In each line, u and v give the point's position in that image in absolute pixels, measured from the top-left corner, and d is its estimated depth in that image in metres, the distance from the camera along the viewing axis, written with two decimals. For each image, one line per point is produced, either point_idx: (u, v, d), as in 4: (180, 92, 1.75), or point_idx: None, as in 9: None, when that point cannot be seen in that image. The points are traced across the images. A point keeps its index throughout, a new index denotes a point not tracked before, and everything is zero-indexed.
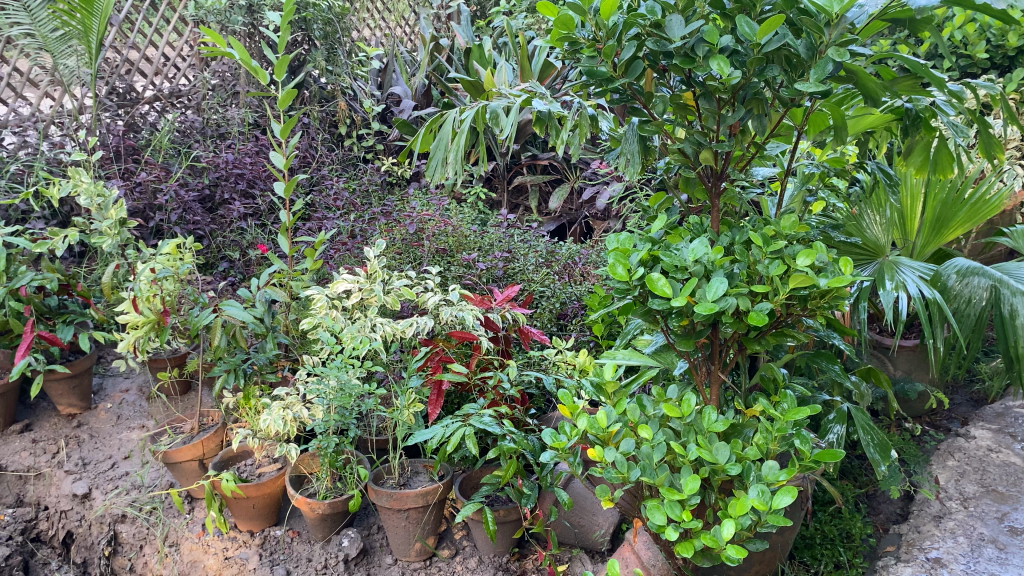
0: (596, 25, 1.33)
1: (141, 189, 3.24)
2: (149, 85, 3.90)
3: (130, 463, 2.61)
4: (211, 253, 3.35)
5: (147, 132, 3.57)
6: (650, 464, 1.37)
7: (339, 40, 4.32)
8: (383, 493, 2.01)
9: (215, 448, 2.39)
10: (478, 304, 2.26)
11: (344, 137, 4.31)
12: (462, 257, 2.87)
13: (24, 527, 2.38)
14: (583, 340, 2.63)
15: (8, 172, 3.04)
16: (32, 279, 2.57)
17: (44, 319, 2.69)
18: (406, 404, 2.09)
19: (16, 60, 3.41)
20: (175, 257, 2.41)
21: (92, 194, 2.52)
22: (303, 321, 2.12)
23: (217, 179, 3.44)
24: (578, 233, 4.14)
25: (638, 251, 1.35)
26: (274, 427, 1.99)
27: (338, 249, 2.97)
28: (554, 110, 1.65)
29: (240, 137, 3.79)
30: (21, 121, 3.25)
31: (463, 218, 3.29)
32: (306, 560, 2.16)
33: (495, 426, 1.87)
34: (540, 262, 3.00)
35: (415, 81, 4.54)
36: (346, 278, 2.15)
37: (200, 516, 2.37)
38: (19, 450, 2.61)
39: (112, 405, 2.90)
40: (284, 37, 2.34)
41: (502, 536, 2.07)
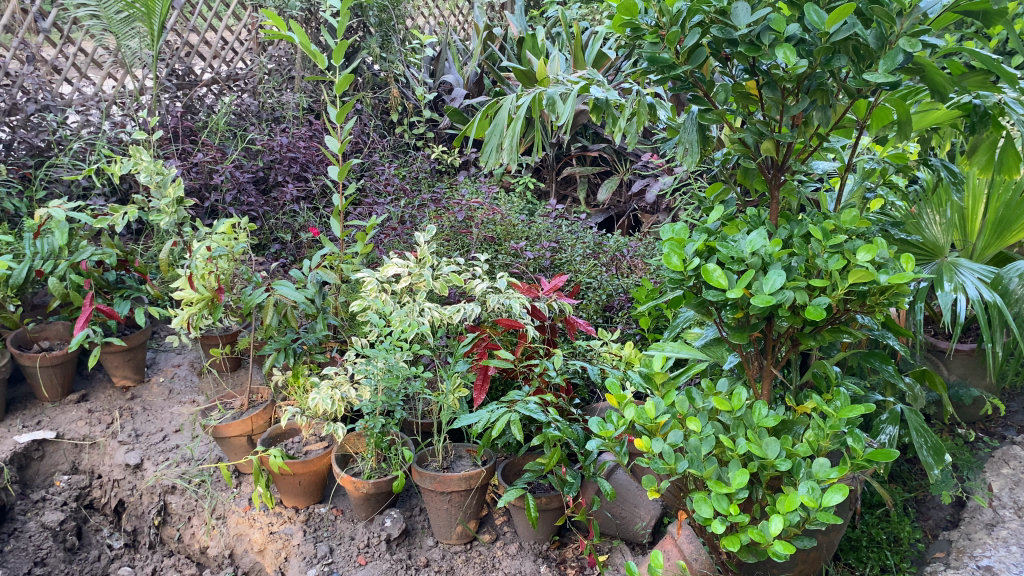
0: (660, 11, 1.33)
1: (198, 170, 3.30)
2: (207, 67, 3.98)
3: (181, 436, 2.66)
4: (264, 234, 3.41)
5: (205, 114, 3.65)
6: (697, 456, 1.37)
7: (394, 27, 4.35)
8: (427, 475, 2.03)
9: (264, 425, 2.44)
10: (526, 292, 2.25)
11: (395, 124, 4.35)
12: (510, 246, 2.87)
13: (79, 494, 2.48)
14: (629, 333, 2.61)
15: (72, 150, 3.14)
16: (92, 254, 2.62)
17: (103, 293, 2.76)
18: (451, 388, 2.11)
19: (82, 41, 3.52)
20: (230, 236, 2.45)
21: (151, 172, 2.58)
22: (353, 304, 2.15)
23: (272, 162, 3.49)
24: (626, 226, 4.11)
25: (694, 241, 1.33)
26: (323, 406, 2.02)
27: (388, 234, 3.00)
28: (612, 97, 1.65)
29: (294, 121, 3.85)
30: (84, 100, 3.35)
31: (512, 207, 3.30)
32: (349, 538, 2.19)
33: (540, 414, 1.87)
34: (587, 254, 2.99)
35: (468, 70, 4.57)
36: (397, 262, 2.16)
37: (246, 491, 2.42)
38: (76, 419, 2.70)
39: (164, 379, 2.97)
40: (344, 22, 2.36)
41: (543, 523, 2.07)
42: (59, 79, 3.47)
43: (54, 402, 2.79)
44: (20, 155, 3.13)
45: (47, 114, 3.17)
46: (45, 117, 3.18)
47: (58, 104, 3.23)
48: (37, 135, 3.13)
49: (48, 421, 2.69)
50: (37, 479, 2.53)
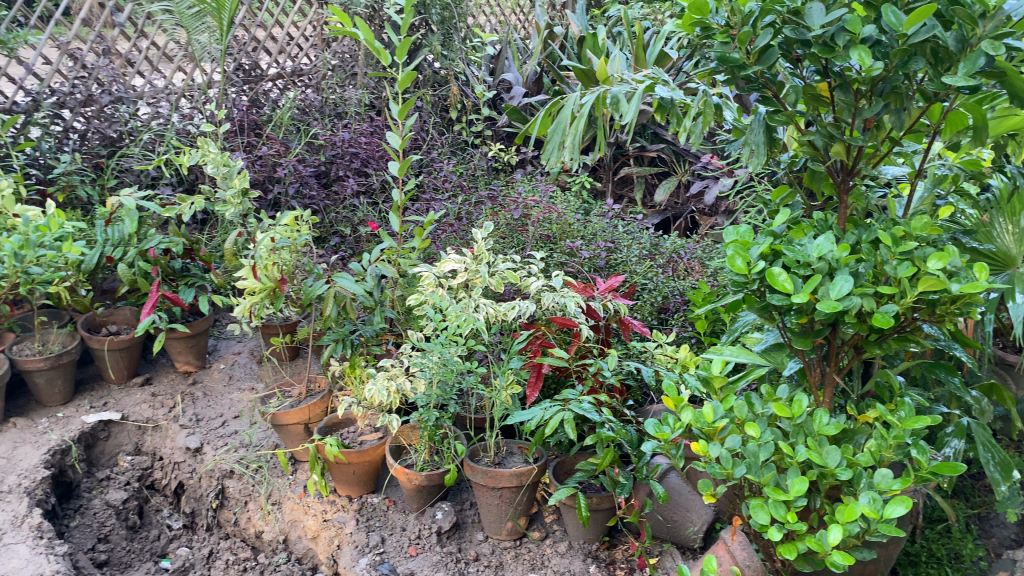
0: (731, 10, 1.32)
1: (262, 162, 3.38)
2: (273, 63, 4.07)
3: (239, 423, 2.71)
4: (324, 227, 3.47)
5: (270, 108, 3.73)
6: (756, 463, 1.35)
7: (455, 25, 4.38)
8: (478, 470, 2.05)
9: (320, 414, 2.48)
10: (581, 291, 2.25)
11: (454, 122, 4.39)
12: (566, 245, 2.87)
13: (141, 474, 2.61)
14: (685, 336, 2.58)
15: (143, 140, 3.24)
16: (160, 242, 2.71)
17: (169, 280, 2.84)
18: (504, 384, 2.13)
19: (154, 35, 3.63)
20: (293, 228, 2.51)
21: (218, 164, 2.65)
22: (410, 298, 2.18)
23: (333, 156, 3.54)
24: (683, 227, 4.07)
25: (759, 244, 1.32)
26: (378, 397, 2.06)
27: (445, 230, 3.03)
28: (677, 97, 1.64)
29: (356, 117, 3.91)
30: (155, 92, 3.45)
31: (568, 206, 3.30)
32: (400, 529, 2.22)
33: (594, 413, 1.87)
34: (644, 255, 2.97)
35: (528, 68, 4.57)
36: (454, 258, 2.19)
37: (302, 478, 2.46)
38: (140, 402, 2.80)
39: (225, 365, 3.05)
40: (408, 19, 2.39)
41: (594, 523, 2.06)
42: (132, 72, 3.58)
43: (120, 383, 2.90)
44: (94, 145, 3.24)
45: (120, 105, 3.28)
46: (118, 108, 3.28)
47: (131, 96, 3.34)
48: (110, 125, 3.24)
49: (114, 403, 2.80)
50: (103, 458, 2.66)
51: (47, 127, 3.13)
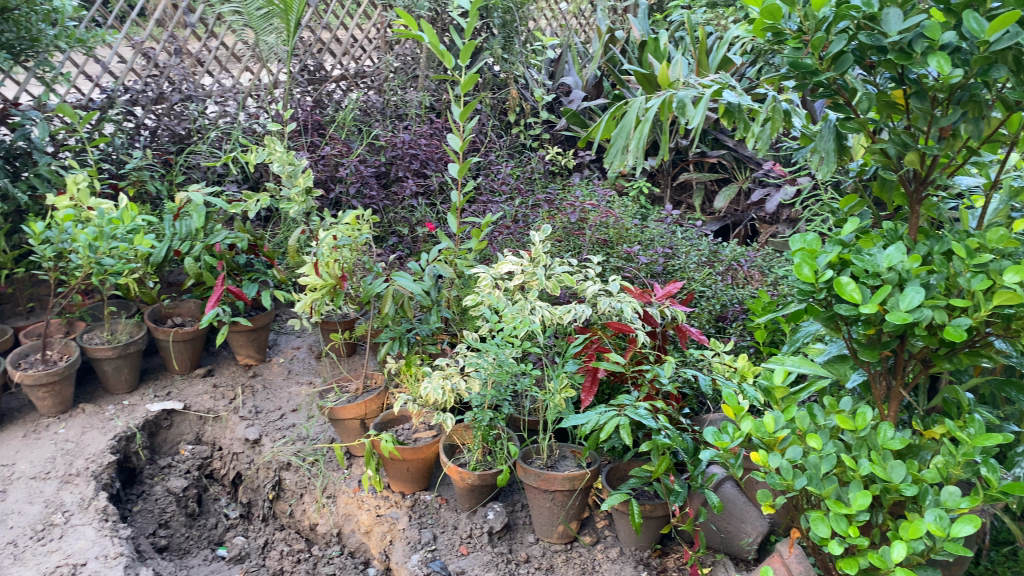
0: (805, 15, 1.31)
1: (324, 162, 3.45)
2: (337, 65, 4.15)
3: (297, 416, 2.76)
4: (383, 226, 3.51)
5: (333, 109, 3.80)
6: (817, 475, 1.33)
7: (517, 28, 4.41)
8: (532, 471, 2.06)
9: (377, 410, 2.52)
10: (638, 297, 2.24)
11: (512, 125, 4.41)
12: (623, 250, 2.86)
13: (201, 463, 2.68)
14: (743, 345, 2.54)
15: (210, 138, 3.33)
16: (225, 237, 2.78)
17: (233, 275, 2.91)
18: (559, 388, 2.13)
19: (224, 36, 3.73)
20: (354, 227, 2.55)
21: (284, 162, 2.72)
22: (467, 298, 2.20)
23: (394, 157, 3.59)
24: (742, 235, 4.02)
25: (827, 253, 1.30)
26: (433, 396, 2.08)
27: (502, 232, 3.04)
28: (745, 102, 1.64)
29: (416, 119, 3.96)
30: (223, 92, 3.54)
31: (625, 210, 3.29)
32: (452, 527, 2.24)
33: (650, 420, 1.86)
34: (702, 262, 2.94)
35: (587, 72, 4.57)
36: (511, 260, 2.20)
37: (356, 472, 2.49)
38: (202, 392, 2.88)
39: (284, 360, 3.11)
40: (472, 22, 2.41)
41: (647, 530, 2.05)
42: (201, 71, 3.68)
43: (183, 374, 2.98)
44: (163, 141, 3.34)
45: (189, 103, 3.38)
46: (188, 106, 3.38)
47: (200, 94, 3.44)
48: (179, 123, 3.34)
49: (178, 393, 2.88)
50: (165, 446, 2.74)
51: (120, 124, 3.24)
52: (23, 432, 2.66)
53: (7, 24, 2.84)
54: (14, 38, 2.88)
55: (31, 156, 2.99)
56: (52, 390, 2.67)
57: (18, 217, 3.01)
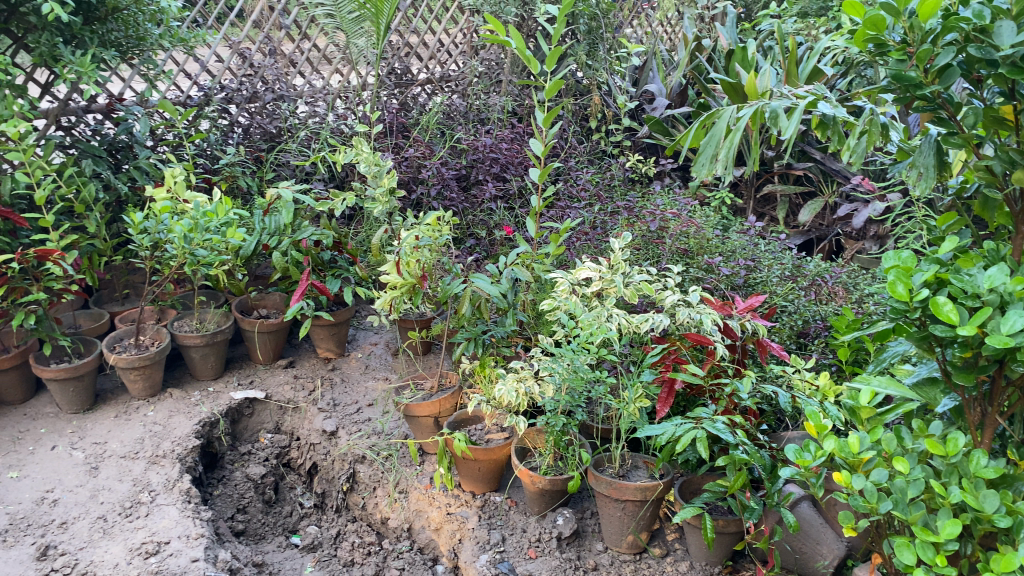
0: (910, 27, 1.28)
1: (408, 163, 3.51)
2: (423, 68, 4.23)
3: (373, 410, 2.82)
4: (462, 228, 3.55)
5: (417, 111, 3.88)
6: (903, 499, 1.30)
7: (602, 35, 4.44)
8: (604, 479, 2.05)
9: (451, 409, 2.55)
10: (718, 309, 2.20)
11: (593, 131, 4.41)
12: (703, 260, 2.83)
13: (279, 452, 2.76)
14: (824, 363, 2.46)
15: (300, 137, 3.43)
16: (312, 234, 2.85)
17: (317, 271, 2.99)
18: (634, 397, 2.11)
19: (316, 38, 3.85)
20: (435, 228, 2.59)
21: (370, 163, 2.78)
22: (544, 303, 2.21)
23: (475, 160, 3.62)
24: (828, 250, 3.92)
25: (924, 271, 1.27)
26: (507, 398, 2.09)
27: (580, 237, 3.03)
28: (840, 114, 1.60)
29: (498, 123, 3.99)
30: (314, 93, 3.65)
31: (706, 220, 3.24)
32: (521, 530, 2.25)
33: (728, 434, 1.83)
34: (785, 276, 2.88)
35: (672, 80, 4.53)
36: (589, 266, 2.21)
37: (428, 470, 2.53)
38: (283, 383, 2.96)
39: (361, 355, 3.18)
40: (560, 28, 2.42)
41: (719, 545, 2.02)
42: (294, 72, 3.80)
43: (266, 364, 3.08)
44: (256, 139, 3.46)
45: (281, 103, 3.49)
46: (280, 105, 3.49)
47: (292, 94, 3.55)
48: (271, 121, 3.45)
49: (260, 382, 2.98)
50: (246, 434, 2.84)
51: (215, 121, 3.37)
52: (115, 413, 2.79)
53: (116, 24, 2.99)
54: (122, 37, 3.02)
55: (132, 150, 3.14)
56: (143, 373, 2.78)
57: (118, 207, 3.17)
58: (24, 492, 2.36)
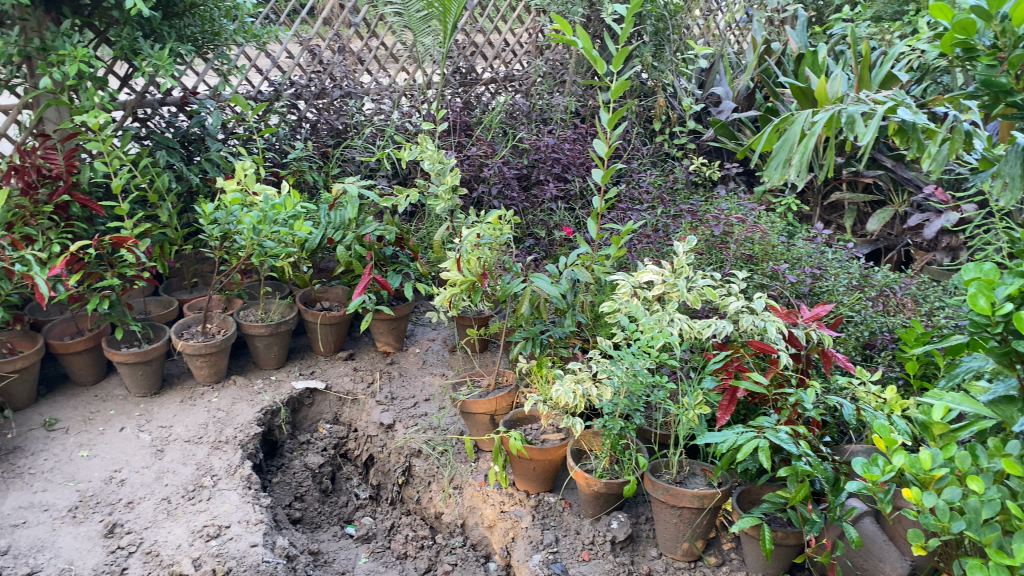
0: (1002, 32, 1.29)
1: (470, 162, 3.53)
2: (488, 67, 4.25)
3: (429, 405, 2.84)
4: (522, 228, 3.55)
5: (480, 110, 3.89)
6: (976, 520, 1.26)
7: (669, 36, 4.39)
8: (661, 485, 2.03)
9: (507, 407, 2.55)
10: (783, 317, 2.15)
11: (657, 133, 4.37)
12: (768, 267, 2.78)
13: (337, 443, 2.81)
14: (892, 376, 2.39)
15: (366, 134, 3.47)
16: (375, 229, 2.88)
17: (379, 265, 3.02)
18: (694, 403, 2.08)
19: (384, 36, 3.89)
20: (496, 226, 2.58)
21: (434, 160, 2.80)
22: (604, 304, 2.19)
23: (536, 160, 3.62)
24: (896, 260, 3.81)
25: (1007, 285, 1.25)
26: (564, 399, 2.07)
27: (642, 240, 3.00)
28: (921, 121, 1.59)
29: (561, 123, 3.99)
30: (380, 90, 3.69)
31: (772, 227, 3.18)
32: (575, 531, 2.24)
33: (791, 445, 1.79)
34: (852, 285, 2.80)
35: (740, 83, 4.45)
36: (652, 269, 2.18)
37: (483, 466, 2.54)
38: (343, 374, 3.01)
39: (419, 351, 3.21)
40: (628, 28, 2.39)
41: (777, 557, 1.98)
42: (361, 69, 3.85)
43: (327, 356, 3.13)
44: (323, 135, 3.51)
45: (348, 100, 3.54)
46: (347, 102, 3.54)
47: (359, 91, 3.60)
48: (338, 118, 3.50)
49: (320, 373, 3.03)
50: (305, 423, 2.89)
51: (284, 116, 3.44)
52: (181, 397, 2.86)
53: (193, 19, 3.07)
54: (198, 31, 3.12)
55: (204, 142, 3.22)
56: (209, 360, 2.85)
57: (189, 198, 3.25)
58: (94, 471, 2.44)
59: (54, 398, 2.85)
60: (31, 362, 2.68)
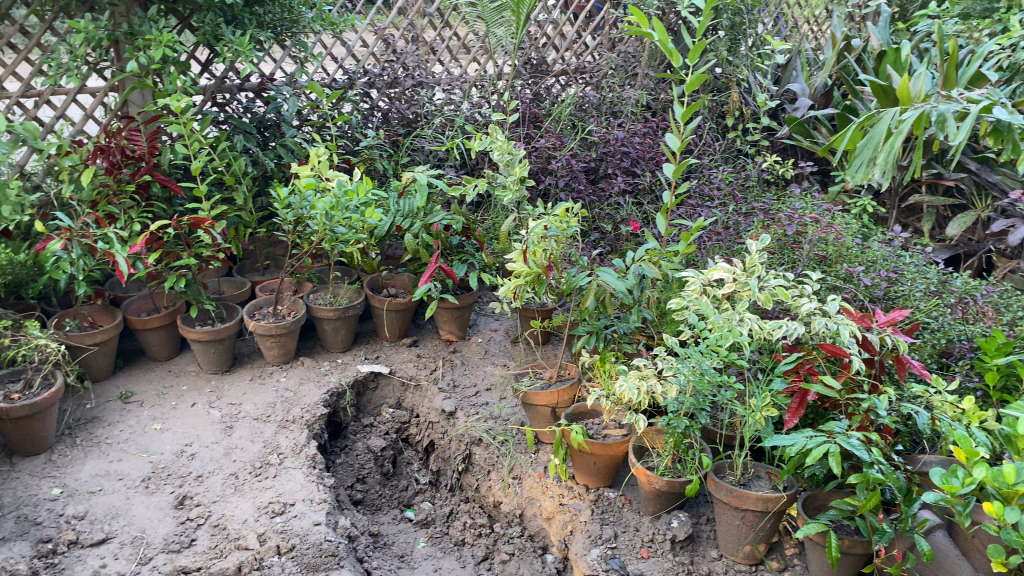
0: None
1: (538, 154, 3.53)
2: (559, 59, 4.24)
3: (490, 395, 2.85)
4: (589, 221, 3.53)
5: (550, 102, 3.89)
6: None
7: (745, 31, 4.35)
8: (724, 486, 2.01)
9: (569, 401, 2.54)
10: (858, 321, 2.09)
11: (729, 129, 4.30)
12: (842, 269, 2.72)
13: (399, 427, 2.85)
14: (969, 387, 2.27)
15: (436, 123, 3.49)
16: (443, 219, 2.89)
17: (445, 254, 3.04)
18: (761, 405, 2.04)
19: (457, 26, 3.91)
20: (564, 219, 2.55)
21: (503, 151, 2.80)
22: (672, 301, 2.17)
23: (605, 154, 3.59)
24: (976, 267, 3.68)
25: None
26: (628, 395, 2.06)
27: (711, 238, 2.96)
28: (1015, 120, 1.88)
29: (631, 116, 3.95)
30: (451, 81, 3.71)
31: (846, 228, 3.10)
32: (634, 528, 2.22)
33: (863, 452, 1.74)
34: (930, 291, 2.70)
35: (818, 80, 4.28)
36: (723, 267, 2.14)
37: (543, 458, 2.54)
38: (407, 360, 3.04)
39: (482, 341, 3.22)
40: (706, 21, 2.33)
41: (843, 566, 1.93)
42: (434, 59, 3.88)
43: (392, 341, 3.17)
44: (394, 124, 3.55)
45: (420, 89, 3.57)
46: (419, 91, 3.56)
47: (430, 81, 3.62)
48: (409, 107, 3.54)
49: (385, 358, 3.07)
50: (369, 406, 2.94)
51: (357, 104, 3.49)
52: (251, 376, 2.94)
53: (272, 6, 3.13)
54: (276, 19, 3.17)
55: (279, 128, 3.28)
56: (278, 341, 2.92)
57: (264, 182, 3.32)
58: (166, 444, 2.53)
59: (130, 371, 2.96)
60: (109, 336, 2.78)
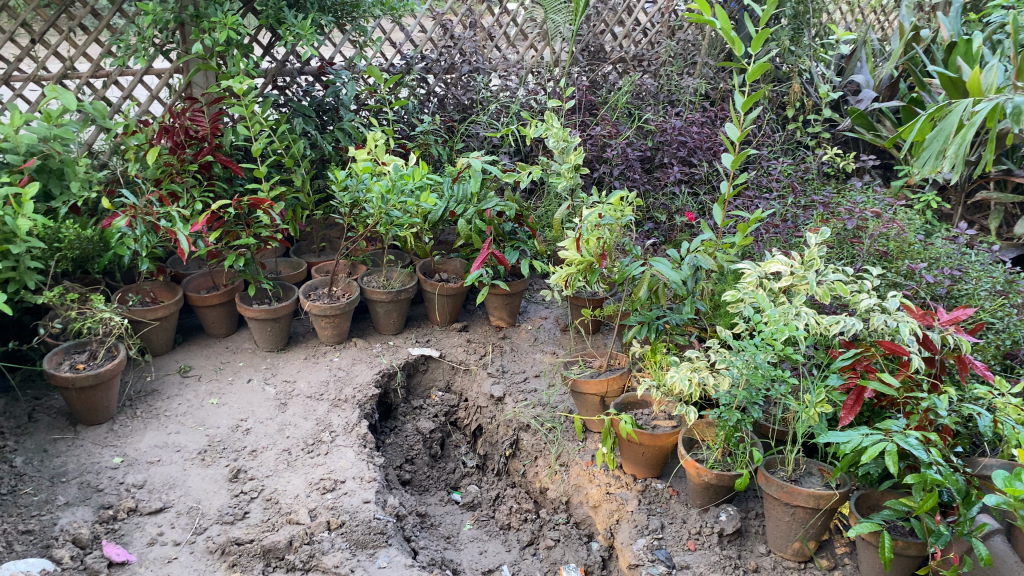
0: None
1: (594, 142, 3.51)
2: (617, 46, 4.21)
3: (539, 381, 2.85)
4: (643, 211, 3.51)
5: (607, 90, 3.86)
6: None
7: (808, 21, 4.36)
8: (775, 482, 1.99)
9: (618, 390, 2.53)
10: (918, 318, 2.04)
11: (789, 120, 4.22)
12: (904, 265, 2.65)
13: (448, 410, 2.87)
14: None
15: (492, 110, 3.49)
16: (496, 205, 2.88)
17: (498, 241, 3.04)
18: (816, 401, 2.00)
19: (516, 12, 3.91)
20: (618, 208, 2.53)
21: (559, 138, 2.80)
22: (727, 293, 2.14)
23: (661, 143, 3.55)
24: None
25: None
26: (679, 385, 2.05)
27: (768, 230, 2.92)
28: None
29: (689, 105, 3.90)
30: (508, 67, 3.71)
31: (908, 223, 3.02)
32: (681, 520, 2.21)
33: (921, 452, 1.70)
34: (996, 291, 2.61)
35: (882, 71, 4.18)
36: (780, 260, 2.10)
37: (591, 446, 2.54)
38: (457, 345, 3.06)
39: (531, 328, 3.23)
40: (770, 8, 2.27)
41: (895, 567, 1.90)
42: (491, 45, 3.88)
43: (443, 325, 3.20)
44: (449, 109, 3.57)
45: (476, 75, 3.58)
46: (476, 77, 3.57)
47: (487, 67, 3.63)
48: (465, 93, 3.55)
49: (436, 341, 3.10)
50: (419, 388, 2.97)
51: (414, 89, 3.51)
52: (304, 355, 2.99)
53: None
54: (338, 3, 3.19)
55: (338, 112, 3.32)
56: (332, 322, 2.96)
57: (321, 164, 3.37)
58: (222, 418, 2.59)
59: (189, 347, 3.03)
60: (170, 311, 2.85)
